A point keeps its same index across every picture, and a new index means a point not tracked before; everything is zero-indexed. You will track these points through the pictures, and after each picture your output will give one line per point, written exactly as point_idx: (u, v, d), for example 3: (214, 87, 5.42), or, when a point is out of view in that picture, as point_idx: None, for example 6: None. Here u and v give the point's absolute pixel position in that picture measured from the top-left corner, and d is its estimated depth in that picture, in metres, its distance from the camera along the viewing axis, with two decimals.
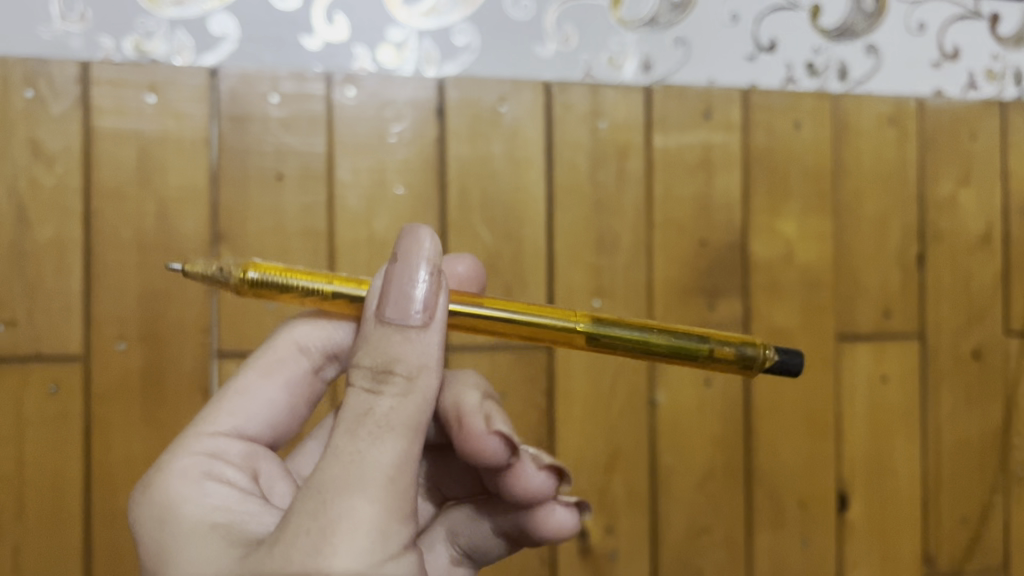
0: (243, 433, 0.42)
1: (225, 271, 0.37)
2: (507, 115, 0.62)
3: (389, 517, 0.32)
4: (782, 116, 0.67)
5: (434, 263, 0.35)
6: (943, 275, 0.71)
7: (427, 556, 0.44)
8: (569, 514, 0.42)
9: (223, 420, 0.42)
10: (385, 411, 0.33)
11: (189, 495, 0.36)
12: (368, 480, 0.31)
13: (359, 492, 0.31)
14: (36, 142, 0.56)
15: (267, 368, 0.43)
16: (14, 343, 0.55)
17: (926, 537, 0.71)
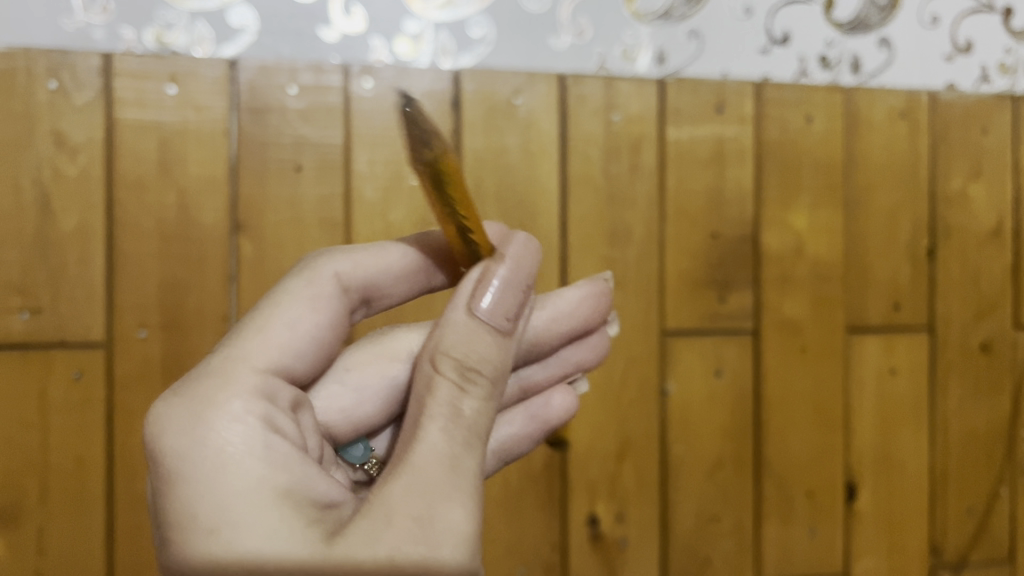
0: (287, 369, 0.40)
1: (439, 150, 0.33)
2: (522, 107, 0.62)
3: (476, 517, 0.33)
4: (795, 110, 0.67)
5: (523, 281, 0.40)
6: (953, 269, 0.72)
7: None
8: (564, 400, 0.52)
9: (269, 354, 0.39)
10: (472, 411, 0.35)
11: (252, 441, 0.34)
12: (465, 478, 0.33)
13: (456, 487, 0.32)
14: (59, 133, 0.57)
15: (307, 308, 0.42)
16: (38, 329, 0.56)
17: (933, 527, 0.72)
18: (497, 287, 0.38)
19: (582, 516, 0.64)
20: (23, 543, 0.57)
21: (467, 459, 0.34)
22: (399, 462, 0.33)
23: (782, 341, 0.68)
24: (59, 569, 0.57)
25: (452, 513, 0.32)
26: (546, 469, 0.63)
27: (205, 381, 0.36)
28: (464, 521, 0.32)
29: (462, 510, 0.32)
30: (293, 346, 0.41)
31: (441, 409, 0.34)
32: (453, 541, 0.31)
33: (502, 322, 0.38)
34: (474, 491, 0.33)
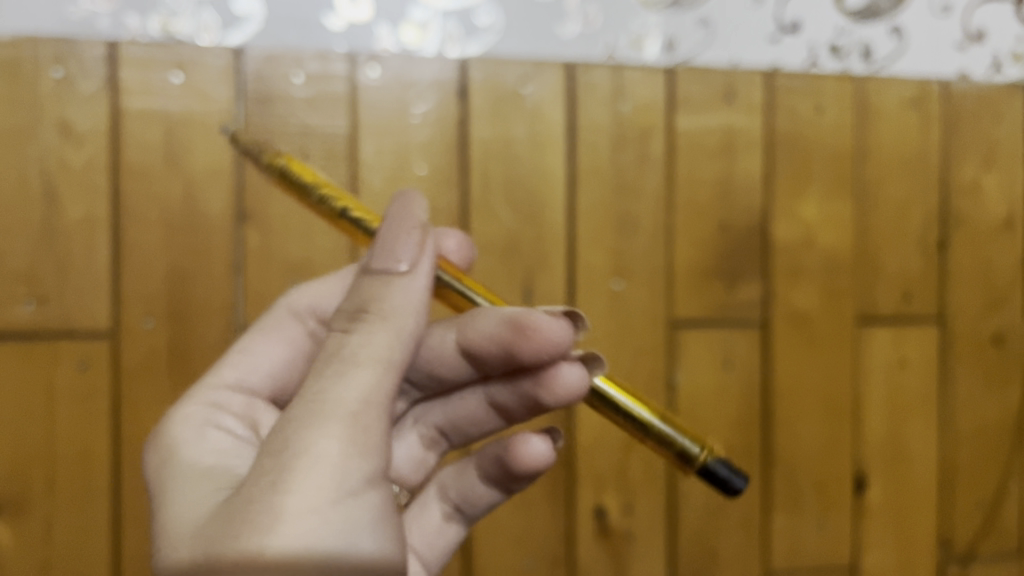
0: (246, 385, 0.45)
1: (260, 151, 0.46)
2: (530, 96, 0.62)
3: (346, 448, 0.32)
4: (805, 99, 0.67)
5: (420, 226, 0.38)
6: (964, 260, 0.71)
7: (423, 514, 0.50)
8: (543, 443, 0.45)
9: (225, 374, 0.45)
10: (354, 347, 0.34)
11: (188, 442, 0.39)
12: (328, 412, 0.32)
13: (318, 423, 0.32)
14: (66, 122, 0.56)
15: (269, 338, 0.47)
16: (45, 319, 0.56)
17: (942, 520, 0.71)
18: (392, 232, 0.37)
19: (589, 508, 0.64)
20: (30, 532, 0.57)
21: (334, 409, 0.32)
22: (276, 421, 0.33)
23: (791, 332, 0.67)
24: (66, 559, 0.57)
25: (297, 475, 0.31)
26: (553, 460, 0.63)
27: (177, 404, 0.42)
28: (317, 463, 0.31)
29: (313, 466, 0.31)
30: (253, 368, 0.46)
31: (323, 361, 0.34)
32: (297, 507, 0.30)
33: (392, 262, 0.36)
34: (344, 424, 0.32)
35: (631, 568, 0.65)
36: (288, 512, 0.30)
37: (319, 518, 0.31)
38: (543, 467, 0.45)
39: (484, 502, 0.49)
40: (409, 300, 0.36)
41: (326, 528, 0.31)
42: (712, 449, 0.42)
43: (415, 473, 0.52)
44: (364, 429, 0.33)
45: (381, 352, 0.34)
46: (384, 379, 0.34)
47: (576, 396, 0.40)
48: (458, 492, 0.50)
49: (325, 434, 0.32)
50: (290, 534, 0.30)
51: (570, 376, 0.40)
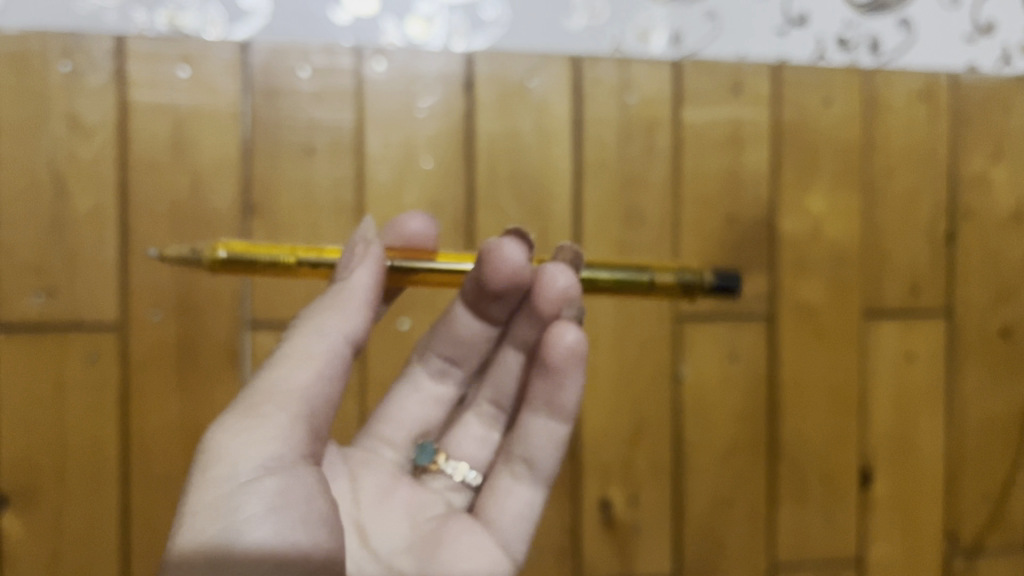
0: None
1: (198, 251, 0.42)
2: (536, 88, 0.62)
3: (237, 439, 0.36)
4: (812, 92, 0.67)
5: (356, 240, 0.42)
6: (972, 253, 0.71)
7: (496, 497, 0.48)
8: (573, 330, 0.45)
9: None
10: (279, 353, 0.39)
11: None
12: (234, 411, 0.37)
13: (223, 421, 0.37)
14: (74, 116, 0.57)
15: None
16: (55, 311, 0.57)
17: (949, 514, 0.71)
18: (336, 262, 0.42)
19: (594, 500, 0.64)
20: (40, 522, 0.57)
21: (238, 411, 0.37)
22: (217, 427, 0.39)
23: (797, 325, 0.67)
24: (76, 550, 0.58)
25: (198, 469, 0.36)
26: None
27: None
28: (209, 458, 0.36)
29: (205, 460, 0.36)
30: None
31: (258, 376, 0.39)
32: (193, 494, 0.35)
33: (335, 283, 0.41)
34: (241, 418, 0.37)
35: (637, 560, 0.65)
36: (188, 500, 0.35)
37: (205, 506, 0.35)
38: (581, 355, 0.46)
39: (552, 447, 0.48)
40: (329, 312, 0.40)
41: (209, 510, 0.34)
42: (710, 270, 0.48)
43: (483, 452, 0.52)
44: (264, 428, 0.36)
45: (297, 359, 0.38)
46: (298, 379, 0.38)
47: (574, 287, 0.45)
48: (527, 450, 0.48)
49: (224, 431, 0.36)
50: (181, 518, 0.34)
51: (558, 276, 0.45)
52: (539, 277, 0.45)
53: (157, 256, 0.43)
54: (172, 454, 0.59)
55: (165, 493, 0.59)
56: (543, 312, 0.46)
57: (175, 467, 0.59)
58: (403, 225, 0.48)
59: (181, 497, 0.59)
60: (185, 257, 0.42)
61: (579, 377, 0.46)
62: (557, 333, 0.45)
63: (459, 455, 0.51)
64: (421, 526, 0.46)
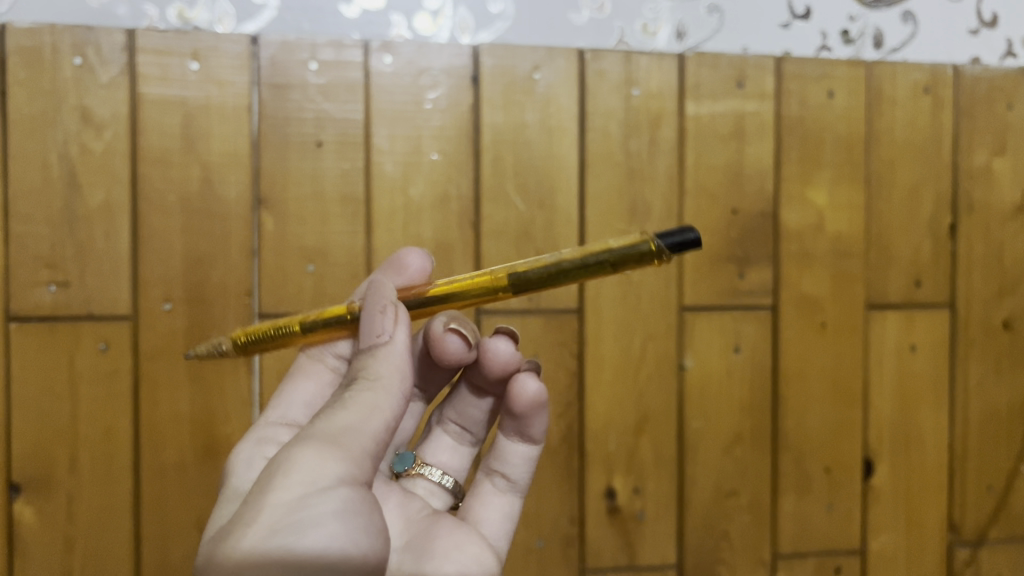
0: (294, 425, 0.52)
1: (218, 342, 0.44)
2: (541, 82, 0.63)
3: (319, 464, 0.37)
4: (816, 85, 0.67)
5: (390, 300, 0.42)
6: (975, 245, 0.71)
7: (482, 505, 0.53)
8: (534, 383, 0.49)
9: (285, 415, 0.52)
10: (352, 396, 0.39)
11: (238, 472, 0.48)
12: (314, 436, 0.38)
13: (302, 443, 0.38)
14: (85, 109, 0.58)
15: (299, 378, 0.52)
16: (67, 302, 0.58)
17: (951, 505, 0.72)
18: (368, 312, 0.42)
19: (599, 490, 0.65)
20: (52, 509, 0.58)
21: (323, 439, 0.38)
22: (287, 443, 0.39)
23: (800, 316, 0.68)
24: (88, 538, 0.59)
25: (276, 483, 0.36)
26: (563, 443, 0.64)
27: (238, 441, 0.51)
28: (291, 474, 0.36)
29: (288, 475, 0.36)
30: (290, 405, 0.52)
31: (326, 407, 0.40)
32: (273, 507, 0.36)
33: (376, 336, 0.41)
34: (322, 446, 0.37)
35: (641, 549, 0.66)
36: (266, 509, 0.36)
37: (286, 515, 0.35)
38: (541, 402, 0.50)
39: (526, 463, 0.53)
40: (394, 366, 0.41)
41: (289, 526, 0.35)
42: (654, 237, 0.40)
43: (456, 461, 0.55)
44: (343, 459, 0.37)
45: (370, 403, 0.39)
46: (371, 422, 0.39)
47: (514, 354, 0.49)
48: (504, 469, 0.53)
49: (304, 454, 0.37)
50: (260, 530, 0.35)
51: (500, 348, 0.48)
52: (483, 352, 0.49)
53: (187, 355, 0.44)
54: (183, 443, 0.59)
55: (175, 481, 0.59)
56: (492, 374, 0.49)
57: (186, 456, 0.59)
58: (402, 261, 0.49)
59: (191, 485, 0.60)
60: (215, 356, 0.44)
61: (539, 420, 0.51)
62: (521, 383, 0.49)
63: (434, 463, 0.54)
64: (414, 526, 0.48)
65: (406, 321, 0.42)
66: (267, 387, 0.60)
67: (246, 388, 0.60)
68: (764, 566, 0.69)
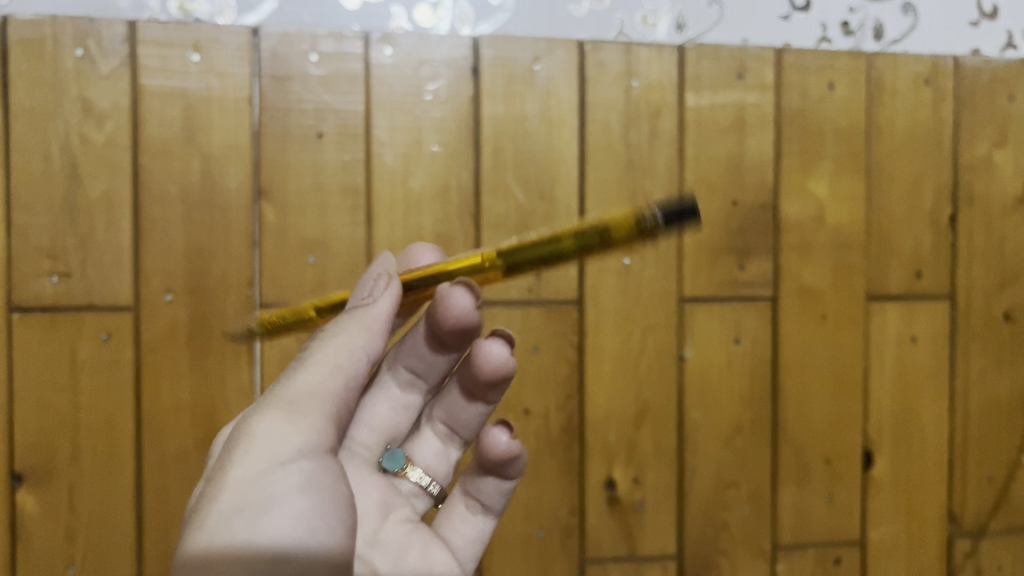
0: None
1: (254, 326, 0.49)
2: (541, 73, 0.63)
3: (279, 435, 0.37)
4: (816, 77, 0.67)
5: (384, 270, 0.44)
6: (975, 237, 0.71)
7: (452, 524, 0.52)
8: (505, 434, 0.50)
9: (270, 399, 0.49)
10: (314, 360, 0.41)
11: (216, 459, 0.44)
12: (275, 405, 0.39)
13: (264, 414, 0.38)
14: (86, 100, 0.58)
15: None
16: (69, 293, 0.58)
17: (951, 496, 0.72)
18: (362, 280, 0.43)
19: (599, 480, 0.65)
20: (54, 499, 0.59)
21: (282, 408, 0.39)
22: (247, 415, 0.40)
23: (800, 307, 0.68)
24: (90, 528, 0.59)
25: (235, 461, 0.36)
26: (564, 434, 0.64)
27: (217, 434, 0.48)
28: (252, 450, 0.36)
29: (249, 450, 0.36)
30: None
31: (289, 370, 0.41)
32: (233, 484, 0.35)
33: (358, 300, 0.42)
34: (282, 416, 0.38)
35: (641, 539, 0.66)
36: (226, 489, 0.35)
37: (248, 493, 0.35)
38: (516, 452, 0.50)
39: (503, 496, 0.52)
40: (363, 329, 0.41)
41: (252, 504, 0.35)
42: (654, 206, 0.37)
43: (442, 465, 0.54)
44: (299, 427, 0.38)
45: (331, 364, 0.40)
46: (328, 384, 0.40)
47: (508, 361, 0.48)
48: (476, 497, 0.52)
49: (263, 427, 0.38)
50: (220, 509, 0.34)
51: (496, 351, 0.48)
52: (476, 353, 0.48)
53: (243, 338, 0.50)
54: (184, 433, 0.60)
55: (177, 471, 0.60)
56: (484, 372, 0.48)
57: (188, 446, 0.60)
58: (415, 257, 0.48)
59: (193, 475, 0.60)
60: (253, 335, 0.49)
61: (511, 470, 0.51)
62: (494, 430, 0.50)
63: (421, 464, 0.53)
64: (393, 530, 0.48)
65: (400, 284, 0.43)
66: (268, 377, 0.60)
67: (248, 379, 0.60)
68: (764, 558, 0.69)
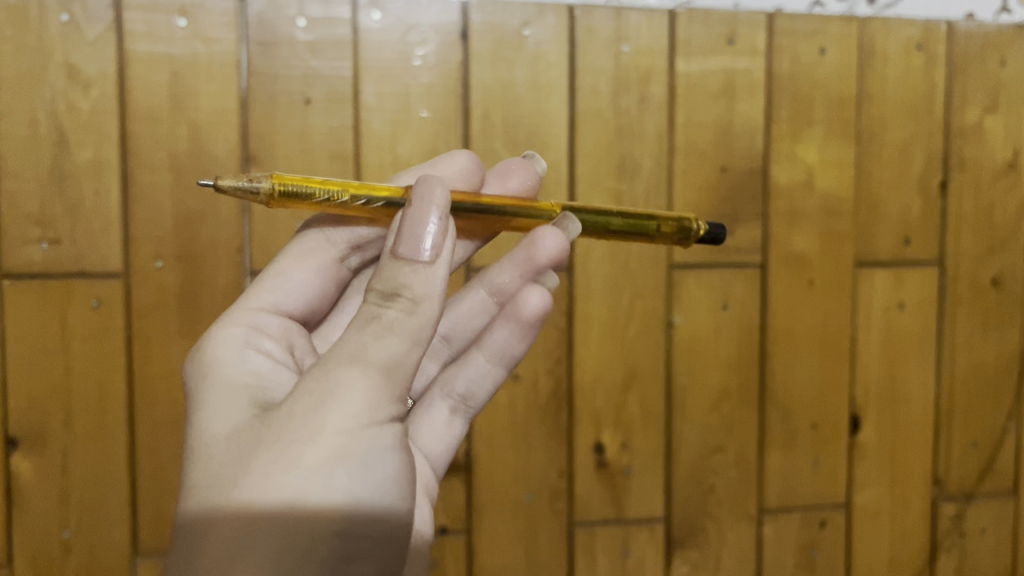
0: (281, 310, 0.48)
1: (254, 181, 0.39)
2: (530, 38, 0.62)
3: (373, 401, 0.35)
4: (807, 42, 0.67)
5: (441, 208, 0.38)
6: (965, 202, 0.71)
7: (428, 414, 0.49)
8: (539, 294, 0.46)
9: (267, 298, 0.48)
10: (391, 320, 0.35)
11: (230, 358, 0.42)
12: (364, 362, 0.35)
13: (348, 366, 0.35)
14: (72, 66, 0.57)
15: (297, 263, 0.49)
16: (59, 260, 0.58)
17: (936, 460, 0.73)
18: (414, 220, 0.37)
19: (587, 444, 0.66)
20: (48, 462, 0.59)
21: (372, 371, 0.35)
22: (328, 356, 0.35)
23: (789, 274, 0.68)
24: (84, 492, 0.60)
25: (321, 421, 0.34)
26: (552, 398, 0.65)
27: (216, 324, 0.45)
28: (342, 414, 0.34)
29: (335, 412, 0.34)
30: (281, 292, 0.48)
31: (364, 318, 0.36)
32: (320, 447, 0.34)
33: (417, 253, 0.36)
34: (372, 380, 0.34)
35: (628, 502, 0.67)
36: (310, 451, 0.34)
37: (331, 462, 0.34)
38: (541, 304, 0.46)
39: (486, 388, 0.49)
40: (436, 290, 0.36)
41: (335, 476, 0.34)
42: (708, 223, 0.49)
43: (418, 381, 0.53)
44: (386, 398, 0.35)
45: (413, 334, 0.35)
46: (412, 359, 0.36)
47: (564, 252, 0.45)
48: (466, 385, 0.49)
49: (349, 388, 0.34)
50: (304, 466, 0.33)
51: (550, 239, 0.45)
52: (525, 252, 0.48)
53: (204, 189, 0.37)
54: (176, 400, 0.60)
55: (169, 437, 0.60)
56: (544, 263, 0.46)
57: (179, 412, 0.60)
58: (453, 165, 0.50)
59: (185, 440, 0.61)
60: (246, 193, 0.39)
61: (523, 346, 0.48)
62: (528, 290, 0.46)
63: None
64: None
65: (421, 184, 0.39)
66: None
67: None
68: (750, 520, 0.70)
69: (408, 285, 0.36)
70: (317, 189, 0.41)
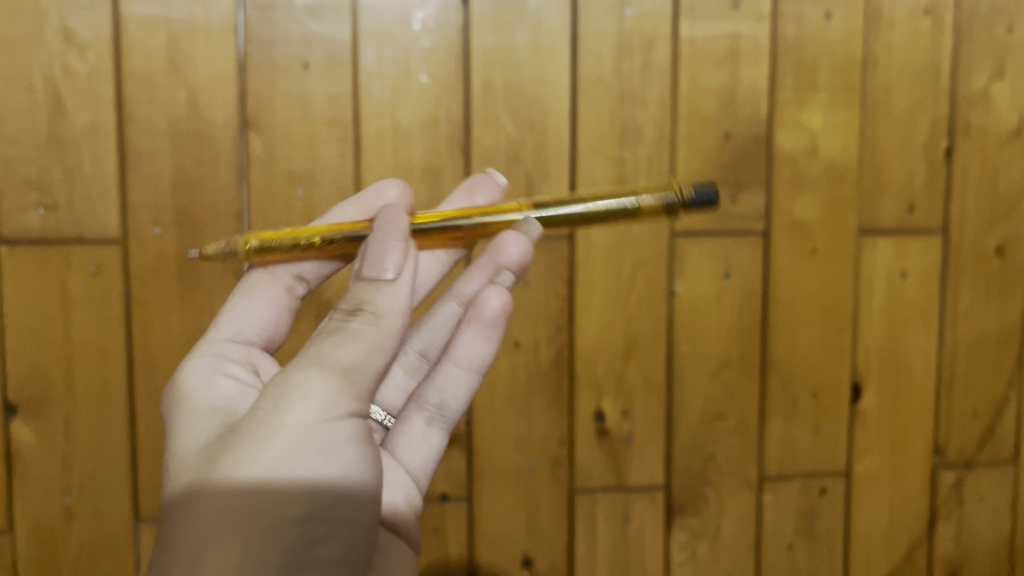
0: (244, 339, 0.49)
1: (232, 245, 0.44)
2: (532, 2, 0.61)
3: (336, 395, 0.36)
4: (812, 6, 0.66)
5: (404, 235, 0.41)
6: (970, 170, 0.70)
7: (404, 428, 0.49)
8: (497, 294, 0.47)
9: (228, 330, 0.48)
10: (353, 330, 0.38)
11: (201, 385, 0.43)
12: (326, 363, 0.37)
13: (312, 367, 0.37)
14: (68, 30, 0.57)
15: (249, 297, 0.50)
16: (57, 226, 0.58)
17: (937, 428, 0.73)
18: (381, 243, 0.41)
19: (587, 411, 0.66)
20: (49, 428, 0.59)
21: (334, 369, 0.36)
22: (294, 362, 0.37)
23: (791, 242, 0.68)
24: (85, 457, 0.60)
25: (283, 413, 0.35)
26: (553, 367, 0.65)
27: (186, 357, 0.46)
28: (304, 406, 0.35)
29: (297, 404, 0.35)
30: (240, 323, 0.49)
31: (329, 332, 0.38)
32: (281, 437, 0.35)
33: (381, 271, 0.40)
34: (334, 376, 0.36)
35: (629, 468, 0.67)
36: (273, 441, 0.35)
37: (292, 451, 0.35)
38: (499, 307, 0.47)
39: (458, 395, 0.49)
40: (398, 303, 0.39)
41: (297, 466, 0.35)
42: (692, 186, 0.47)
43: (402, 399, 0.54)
44: (349, 394, 0.36)
45: (373, 340, 0.38)
46: (373, 363, 0.38)
47: (528, 254, 0.46)
48: (438, 394, 0.49)
49: (311, 384, 0.36)
50: (265, 455, 0.34)
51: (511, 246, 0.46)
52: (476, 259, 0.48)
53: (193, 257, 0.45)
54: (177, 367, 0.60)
55: None
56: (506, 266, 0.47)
57: None
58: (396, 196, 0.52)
59: None
60: (226, 256, 0.44)
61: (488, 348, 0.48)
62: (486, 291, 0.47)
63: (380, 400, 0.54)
64: None
65: (385, 214, 0.43)
66: None
67: None
68: (750, 488, 0.70)
69: (372, 300, 0.39)
70: (286, 239, 0.45)
